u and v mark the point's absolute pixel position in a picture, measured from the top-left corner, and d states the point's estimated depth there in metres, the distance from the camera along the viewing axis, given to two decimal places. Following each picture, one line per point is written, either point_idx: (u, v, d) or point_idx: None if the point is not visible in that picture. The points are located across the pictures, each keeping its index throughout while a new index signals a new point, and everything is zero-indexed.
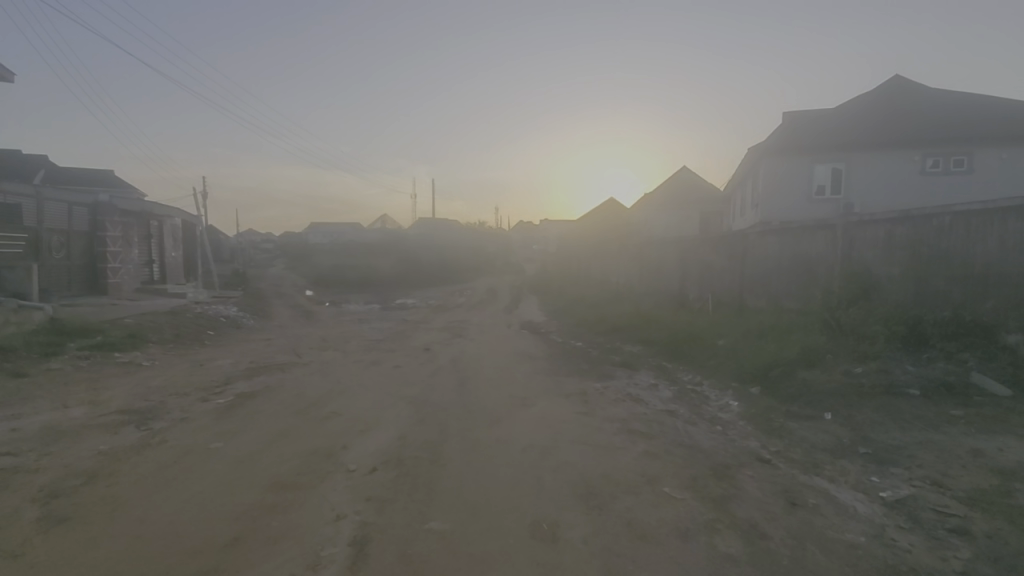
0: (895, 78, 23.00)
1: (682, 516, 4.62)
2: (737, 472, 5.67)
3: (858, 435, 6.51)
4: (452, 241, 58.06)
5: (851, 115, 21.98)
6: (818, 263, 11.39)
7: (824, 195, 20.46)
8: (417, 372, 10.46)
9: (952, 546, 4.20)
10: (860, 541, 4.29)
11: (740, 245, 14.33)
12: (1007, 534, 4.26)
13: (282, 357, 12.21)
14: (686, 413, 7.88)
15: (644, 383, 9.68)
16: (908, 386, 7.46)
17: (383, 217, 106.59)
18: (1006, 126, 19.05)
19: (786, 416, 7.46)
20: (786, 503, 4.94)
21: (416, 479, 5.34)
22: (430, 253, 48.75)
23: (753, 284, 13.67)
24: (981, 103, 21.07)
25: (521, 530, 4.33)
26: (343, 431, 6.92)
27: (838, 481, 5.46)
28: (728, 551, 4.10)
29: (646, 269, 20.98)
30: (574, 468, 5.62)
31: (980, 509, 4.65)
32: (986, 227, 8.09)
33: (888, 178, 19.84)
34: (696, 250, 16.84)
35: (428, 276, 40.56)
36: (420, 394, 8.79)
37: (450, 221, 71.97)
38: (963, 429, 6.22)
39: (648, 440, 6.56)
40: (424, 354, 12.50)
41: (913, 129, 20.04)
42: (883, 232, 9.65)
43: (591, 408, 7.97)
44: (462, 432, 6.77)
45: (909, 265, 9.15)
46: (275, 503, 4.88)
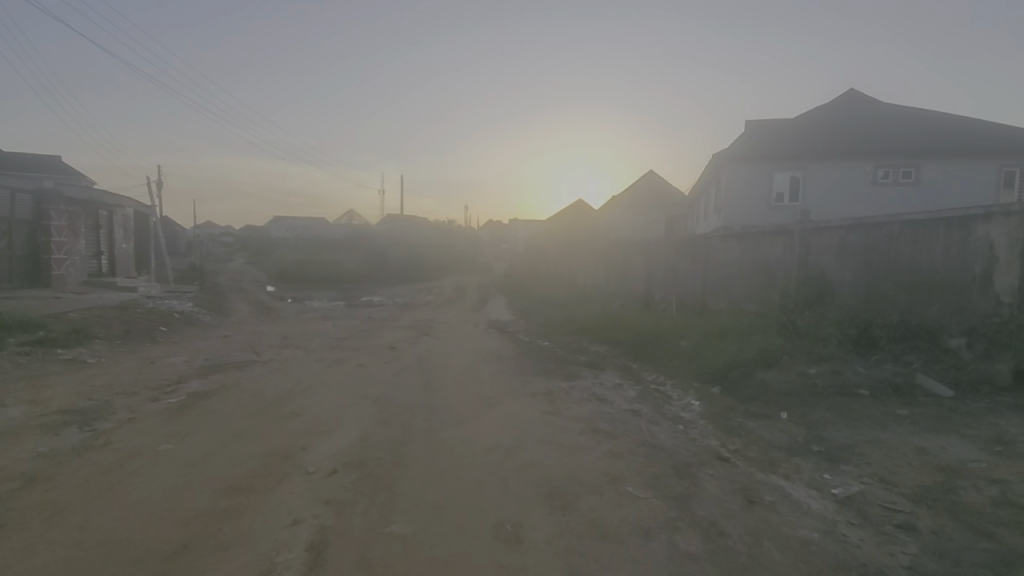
0: (850, 93, 24.05)
1: (645, 515, 4.66)
2: (697, 470, 5.79)
3: (812, 434, 6.75)
4: (420, 239, 57.50)
5: (808, 125, 22.86)
6: (776, 267, 11.76)
7: (782, 202, 21.24)
8: (381, 371, 10.26)
9: (899, 541, 4.40)
10: (813, 537, 4.44)
11: (703, 248, 14.69)
12: (951, 529, 4.48)
13: (239, 355, 11.76)
14: (649, 413, 7.99)
15: (609, 383, 9.78)
16: (858, 387, 7.80)
17: (349, 213, 104.58)
18: (950, 141, 20.15)
19: (745, 416, 7.66)
20: (744, 501, 5.07)
21: (377, 481, 5.21)
22: (397, 250, 48.01)
23: (715, 286, 14.04)
24: (928, 119, 22.25)
25: (484, 532, 4.27)
26: (302, 432, 6.70)
27: (793, 479, 5.64)
28: (688, 549, 4.16)
29: (612, 271, 21.24)
30: (538, 468, 5.61)
31: (924, 506, 4.88)
32: (931, 236, 8.38)
33: (843, 187, 20.69)
34: (661, 253, 17.19)
35: (395, 273, 39.96)
36: (384, 394, 8.62)
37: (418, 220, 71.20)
38: (910, 428, 6.53)
39: (612, 439, 6.62)
40: (389, 353, 12.29)
41: (866, 141, 20.96)
42: (837, 239, 10.05)
43: (556, 407, 8.00)
44: (426, 433, 6.66)
45: (862, 271, 9.54)
46: (228, 508, 4.67)
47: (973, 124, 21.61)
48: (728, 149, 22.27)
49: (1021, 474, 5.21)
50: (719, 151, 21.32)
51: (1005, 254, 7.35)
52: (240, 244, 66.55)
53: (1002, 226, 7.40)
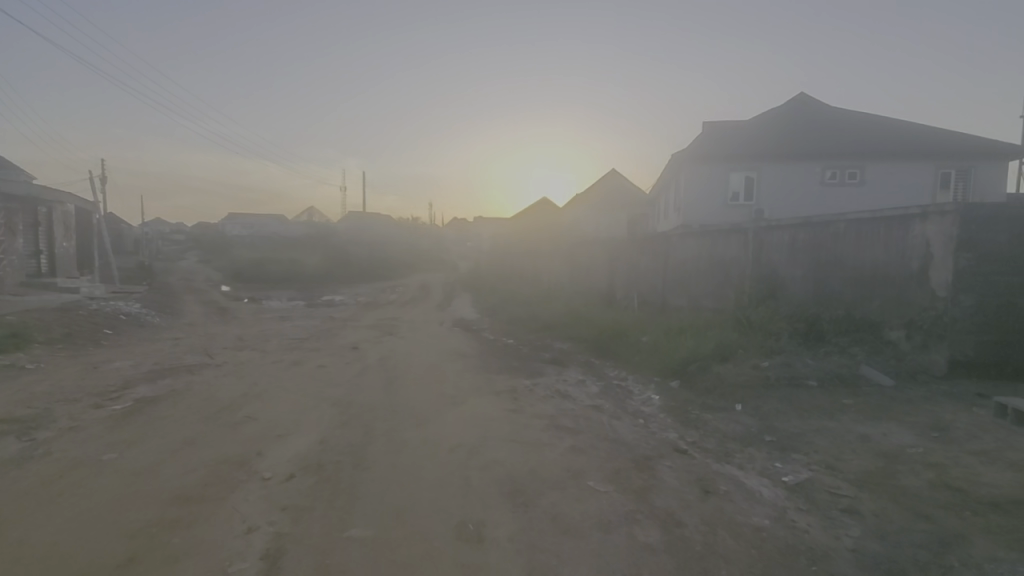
0: (800, 96, 25.10)
1: (605, 509, 4.74)
2: (656, 463, 5.93)
3: (764, 424, 7.02)
4: (384, 237, 56.63)
5: (762, 127, 23.80)
6: (731, 264, 12.18)
7: (737, 201, 22.06)
8: (342, 372, 10.05)
9: (844, 524, 4.63)
10: (765, 524, 4.62)
11: (663, 246, 15.06)
12: (891, 512, 4.75)
13: (192, 359, 11.27)
14: (611, 408, 8.14)
15: (573, 379, 9.90)
16: (807, 378, 8.16)
17: (309, 209, 101.84)
18: (892, 144, 21.25)
19: (702, 408, 7.90)
20: (700, 491, 5.22)
21: (336, 485, 5.11)
22: (360, 248, 47.13)
23: (675, 283, 14.41)
24: (872, 123, 23.40)
25: (446, 532, 4.25)
26: (257, 436, 6.49)
27: (747, 468, 5.86)
28: (647, 540, 4.25)
29: (576, 268, 21.49)
30: (501, 466, 5.62)
31: (867, 490, 5.15)
32: (873, 234, 8.83)
33: (794, 187, 21.58)
34: (622, 250, 17.53)
35: (357, 273, 39.22)
36: (345, 395, 8.45)
37: (382, 218, 70.19)
38: (854, 417, 6.88)
39: (575, 436, 6.69)
40: (351, 353, 12.06)
41: (815, 142, 21.91)
42: (788, 237, 10.50)
43: (520, 404, 8.04)
44: (387, 434, 6.56)
45: (811, 267, 9.99)
46: (178, 518, 4.48)
47: (912, 128, 22.83)
48: (687, 149, 22.99)
49: (954, 458, 5.56)
50: (678, 151, 22.00)
51: (939, 251, 7.80)
52: (193, 242, 63.78)
53: (937, 225, 7.85)
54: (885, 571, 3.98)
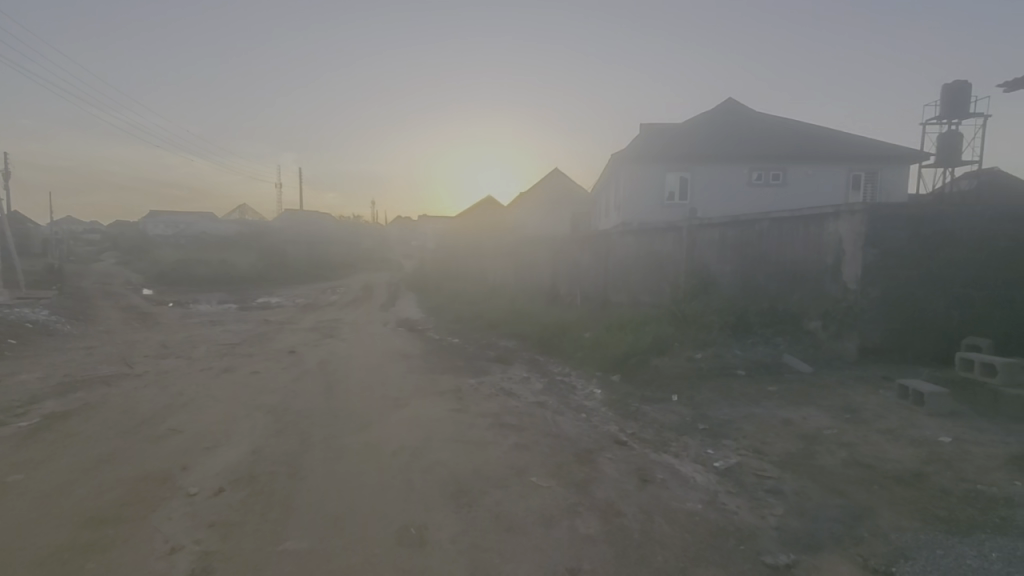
0: (729, 102, 26.50)
1: (547, 504, 4.81)
2: (597, 456, 6.09)
3: (698, 413, 7.37)
4: (323, 236, 54.68)
5: (695, 130, 24.98)
6: (667, 261, 12.71)
7: (673, 201, 23.05)
8: (278, 378, 9.62)
9: (768, 504, 4.95)
10: (698, 508, 4.86)
11: (604, 244, 15.46)
12: (809, 490, 5.12)
13: (108, 369, 10.40)
14: (554, 403, 8.28)
15: (517, 377, 9.97)
16: (737, 368, 8.66)
17: (241, 206, 96.71)
18: (810, 148, 22.82)
19: (641, 400, 8.18)
20: (639, 480, 5.42)
21: (270, 497, 4.88)
22: (298, 248, 45.27)
23: (615, 280, 14.85)
24: (793, 128, 25.03)
25: (387, 538, 4.16)
26: (183, 450, 6.09)
27: (682, 456, 6.13)
28: (587, 532, 4.36)
29: (520, 267, 21.67)
30: (444, 467, 5.57)
31: (789, 471, 5.53)
32: (794, 231, 9.47)
33: (725, 187, 22.76)
34: (565, 248, 17.86)
35: (295, 274, 37.64)
36: (280, 402, 8.08)
37: (321, 216, 67.76)
38: (777, 403, 7.36)
39: (519, 433, 6.75)
40: (288, 358, 11.56)
41: (743, 146, 23.20)
42: (718, 234, 11.10)
43: (465, 404, 8.00)
44: (326, 441, 6.35)
45: (739, 263, 10.60)
46: (92, 542, 4.13)
47: (828, 134, 24.64)
48: (626, 149, 23.77)
49: (864, 437, 6.07)
50: (617, 151, 22.75)
51: (849, 247, 8.47)
52: (109, 242, 58.91)
53: (847, 223, 8.51)
54: (804, 545, 4.28)
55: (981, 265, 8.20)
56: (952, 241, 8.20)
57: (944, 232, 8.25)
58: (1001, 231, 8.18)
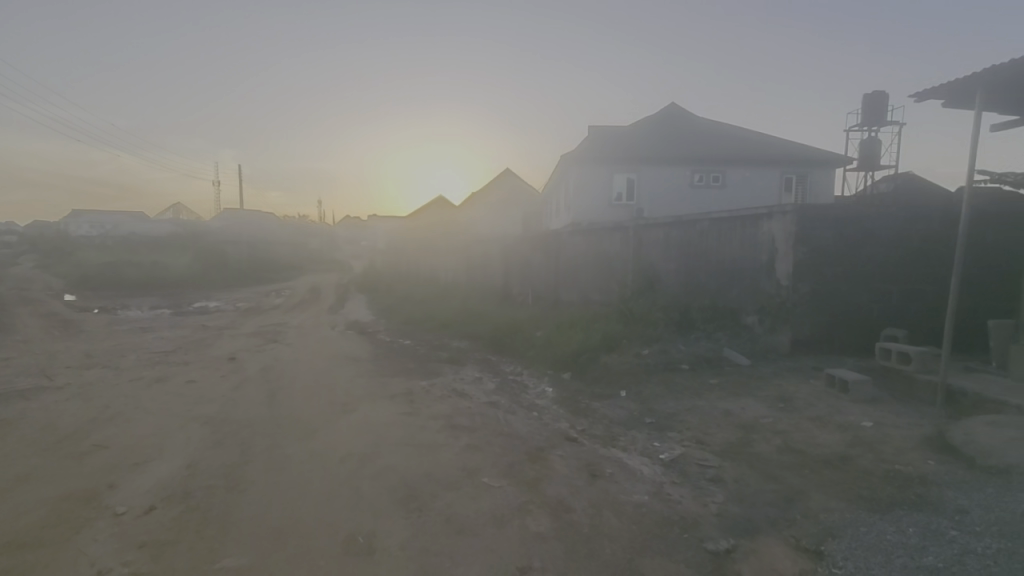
0: (672, 107, 27.50)
1: (499, 504, 4.82)
2: (548, 453, 6.16)
3: (645, 407, 7.60)
4: (266, 236, 52.45)
5: (640, 133, 25.79)
6: (615, 260, 13.05)
7: (620, 201, 23.67)
8: (217, 387, 9.13)
9: (710, 492, 5.17)
10: (644, 500, 5.01)
11: (554, 244, 15.66)
12: (747, 477, 5.39)
13: (22, 383, 9.53)
14: (506, 403, 8.31)
15: (469, 378, 9.94)
16: (681, 362, 9.00)
17: (175, 206, 91.26)
18: (747, 152, 24.01)
19: (591, 397, 8.35)
20: (589, 475, 5.53)
21: (209, 512, 4.63)
22: (239, 249, 43.19)
23: (566, 279, 15.08)
24: (731, 133, 26.26)
25: (334, 549, 4.05)
26: (110, 467, 5.68)
27: (630, 450, 6.31)
28: (537, 529, 4.40)
29: (473, 267, 21.61)
30: (394, 471, 5.47)
31: (728, 459, 5.81)
32: (732, 231, 9.95)
33: (669, 188, 23.57)
34: (517, 248, 17.96)
35: (236, 277, 35.90)
36: (219, 412, 7.68)
37: (264, 216, 64.93)
38: (719, 395, 7.71)
39: (470, 433, 6.73)
40: (228, 365, 11.00)
41: (685, 149, 24.13)
42: (663, 234, 11.51)
43: (416, 407, 7.89)
44: (270, 450, 6.09)
45: (682, 262, 11.05)
46: (6, 570, 3.78)
47: (763, 139, 26.01)
48: (575, 150, 24.21)
49: (796, 424, 6.45)
50: (566, 152, 23.14)
51: (781, 246, 8.97)
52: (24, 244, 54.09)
53: (779, 223, 9.02)
54: (742, 530, 4.50)
55: (897, 262, 8.88)
56: (872, 240, 8.83)
57: (867, 231, 8.85)
58: (914, 231, 8.86)
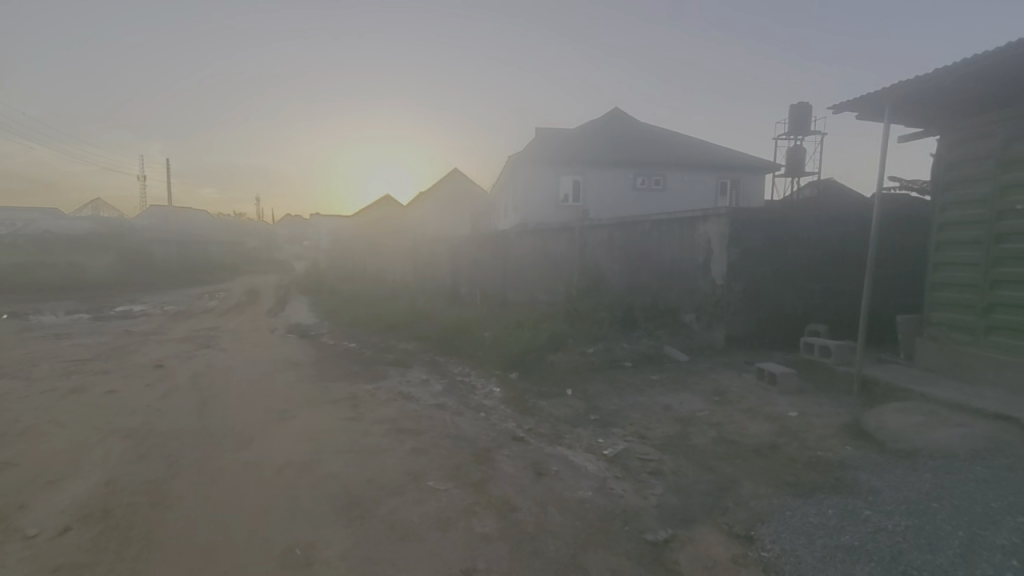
0: (616, 111, 28.28)
1: (444, 507, 4.78)
2: (495, 454, 6.18)
3: (590, 404, 7.78)
4: (199, 235, 49.45)
5: (586, 136, 26.35)
6: (562, 260, 13.26)
7: (567, 202, 24.08)
8: (142, 396, 8.52)
9: (651, 485, 5.35)
10: (588, 495, 5.12)
11: (502, 244, 15.71)
12: (685, 468, 5.62)
13: None
14: (453, 404, 8.25)
15: (416, 380, 9.79)
16: (624, 360, 9.28)
17: (95, 201, 84.38)
18: (686, 157, 25.04)
19: (537, 396, 8.44)
20: (534, 474, 5.59)
21: (132, 531, 4.32)
22: (168, 248, 40.53)
23: (513, 279, 15.17)
24: (671, 138, 27.30)
25: (270, 563, 3.88)
26: (15, 487, 5.17)
27: (574, 447, 6.43)
28: (483, 531, 4.40)
29: (420, 267, 21.31)
30: (336, 479, 5.31)
31: (668, 452, 6.04)
32: (672, 233, 10.35)
33: (614, 190, 24.23)
34: (465, 248, 17.89)
35: (165, 279, 33.63)
36: (144, 423, 7.17)
37: (196, 214, 61.21)
38: (659, 390, 8.00)
39: (416, 437, 6.64)
40: (155, 373, 10.29)
41: (629, 152, 24.87)
42: (607, 235, 11.83)
43: (360, 411, 7.69)
44: (201, 463, 5.75)
45: (626, 262, 11.40)
46: None
47: (700, 144, 27.20)
48: (522, 151, 24.41)
49: (729, 416, 6.80)
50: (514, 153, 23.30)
51: (716, 246, 9.42)
52: None
53: (714, 225, 9.47)
54: (680, 519, 4.70)
55: (819, 262, 9.54)
56: (797, 241, 9.43)
57: (793, 233, 9.44)
58: (833, 233, 9.56)
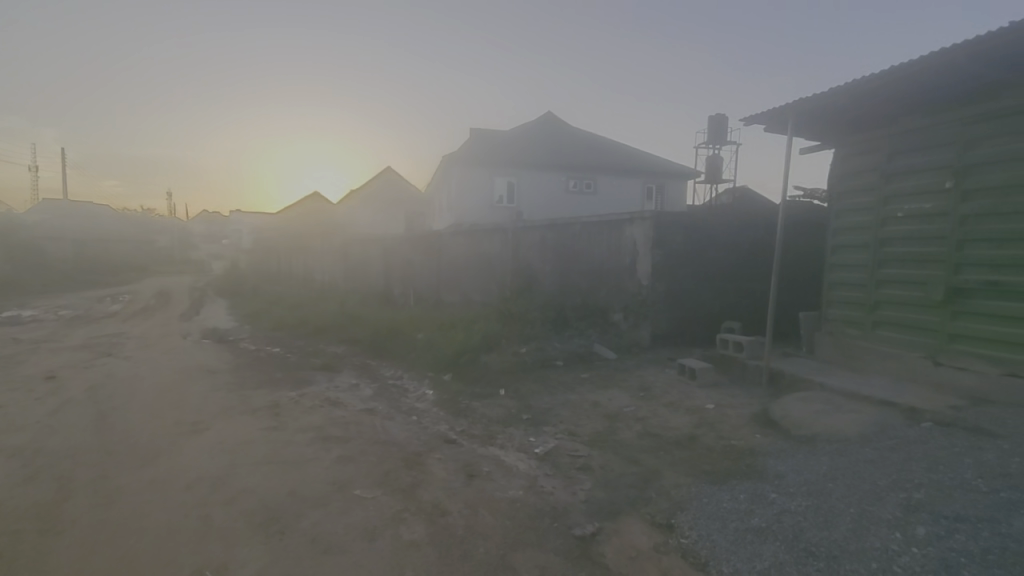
0: (549, 115, 28.84)
1: (371, 516, 4.64)
2: (426, 457, 6.09)
3: (522, 404, 7.86)
4: (100, 233, 44.97)
5: (520, 139, 26.65)
6: (496, 261, 13.31)
7: (501, 204, 24.20)
8: (27, 412, 7.61)
9: (580, 481, 5.49)
10: (519, 495, 5.17)
11: (435, 244, 15.53)
12: (612, 463, 5.81)
13: None
14: (384, 409, 8.04)
15: (345, 385, 9.45)
16: (556, 359, 9.46)
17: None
18: (615, 162, 25.96)
19: (471, 397, 8.42)
20: (466, 476, 5.56)
21: (10, 564, 3.84)
22: (63, 246, 36.51)
23: (447, 279, 15.04)
24: (601, 143, 28.20)
25: None
26: None
27: (506, 446, 6.46)
28: (411, 538, 4.31)
29: (351, 267, 20.62)
30: (253, 493, 5.01)
31: (596, 448, 6.22)
32: (601, 234, 10.69)
33: (547, 192, 24.66)
34: (397, 248, 17.51)
35: (58, 281, 30.26)
36: (29, 441, 6.41)
37: (97, 209, 55.63)
38: (589, 388, 8.23)
39: (343, 444, 6.40)
40: (44, 385, 9.23)
41: (561, 156, 25.43)
42: (540, 236, 12.02)
43: (282, 420, 7.30)
44: (98, 482, 5.22)
45: (558, 263, 11.64)
46: None
47: (629, 150, 28.29)
48: (456, 151, 24.28)
49: (653, 411, 7.11)
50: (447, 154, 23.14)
51: (641, 248, 9.83)
52: None
53: (640, 228, 9.88)
54: (606, 513, 4.85)
55: (733, 264, 10.21)
56: (714, 244, 10.05)
57: (711, 237, 10.03)
58: (745, 237, 10.27)
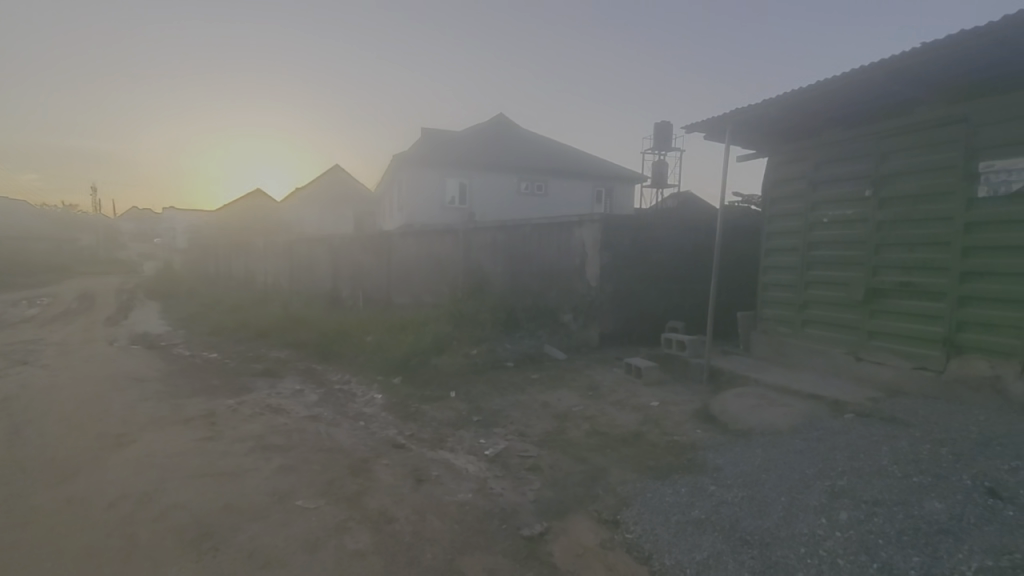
0: (501, 117, 28.94)
1: (313, 527, 4.48)
2: (373, 463, 5.95)
3: (473, 406, 7.83)
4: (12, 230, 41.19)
5: (471, 140, 26.58)
6: (447, 262, 13.21)
7: (453, 205, 24.05)
8: None
9: (529, 481, 5.52)
10: (468, 498, 5.14)
11: (385, 245, 15.22)
12: (561, 462, 5.89)
13: None
14: (330, 415, 7.80)
15: (289, 391, 9.10)
16: (506, 360, 9.49)
17: None
18: (566, 165, 26.37)
19: (420, 400, 8.30)
20: (414, 481, 5.48)
21: None
22: None
23: (397, 281, 14.78)
24: (552, 147, 28.58)
25: None
26: None
27: (456, 449, 6.42)
28: (355, 547, 4.20)
29: (296, 268, 19.88)
30: (185, 508, 4.72)
31: (546, 448, 6.28)
32: (551, 236, 10.82)
33: (499, 194, 24.71)
34: (345, 249, 17.05)
35: None
36: None
37: (8, 204, 50.89)
38: (539, 388, 8.30)
39: (285, 452, 6.16)
40: None
41: (512, 158, 25.57)
42: (491, 238, 12.03)
43: (219, 429, 6.94)
44: (5, 504, 4.77)
45: (509, 265, 11.69)
46: None
47: (579, 154, 28.81)
48: (407, 151, 23.92)
49: (600, 410, 7.27)
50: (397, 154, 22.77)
51: (590, 250, 10.03)
52: None
53: (588, 230, 10.08)
54: (554, 512, 4.91)
55: (677, 266, 10.60)
56: (659, 246, 10.39)
57: (656, 239, 10.37)
58: (688, 240, 10.68)
